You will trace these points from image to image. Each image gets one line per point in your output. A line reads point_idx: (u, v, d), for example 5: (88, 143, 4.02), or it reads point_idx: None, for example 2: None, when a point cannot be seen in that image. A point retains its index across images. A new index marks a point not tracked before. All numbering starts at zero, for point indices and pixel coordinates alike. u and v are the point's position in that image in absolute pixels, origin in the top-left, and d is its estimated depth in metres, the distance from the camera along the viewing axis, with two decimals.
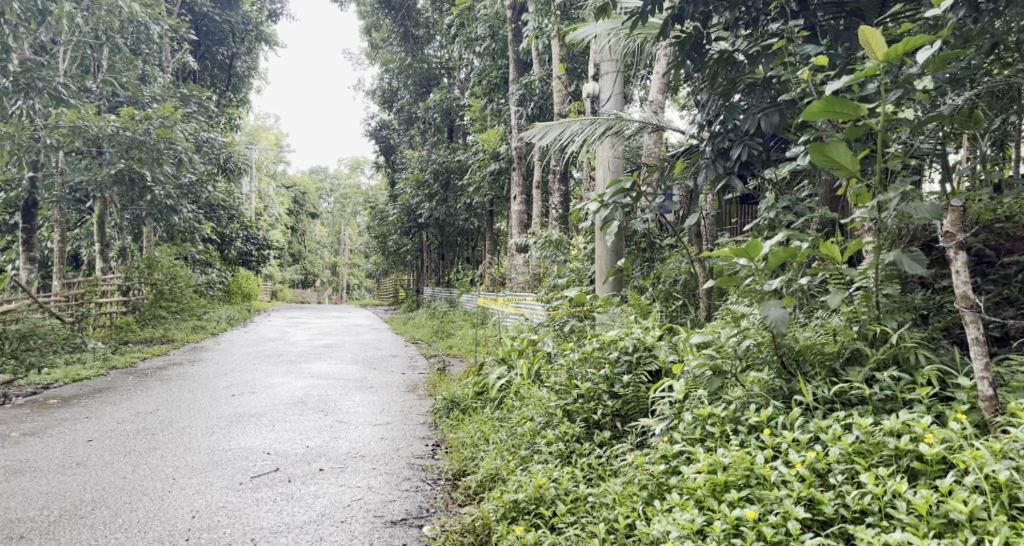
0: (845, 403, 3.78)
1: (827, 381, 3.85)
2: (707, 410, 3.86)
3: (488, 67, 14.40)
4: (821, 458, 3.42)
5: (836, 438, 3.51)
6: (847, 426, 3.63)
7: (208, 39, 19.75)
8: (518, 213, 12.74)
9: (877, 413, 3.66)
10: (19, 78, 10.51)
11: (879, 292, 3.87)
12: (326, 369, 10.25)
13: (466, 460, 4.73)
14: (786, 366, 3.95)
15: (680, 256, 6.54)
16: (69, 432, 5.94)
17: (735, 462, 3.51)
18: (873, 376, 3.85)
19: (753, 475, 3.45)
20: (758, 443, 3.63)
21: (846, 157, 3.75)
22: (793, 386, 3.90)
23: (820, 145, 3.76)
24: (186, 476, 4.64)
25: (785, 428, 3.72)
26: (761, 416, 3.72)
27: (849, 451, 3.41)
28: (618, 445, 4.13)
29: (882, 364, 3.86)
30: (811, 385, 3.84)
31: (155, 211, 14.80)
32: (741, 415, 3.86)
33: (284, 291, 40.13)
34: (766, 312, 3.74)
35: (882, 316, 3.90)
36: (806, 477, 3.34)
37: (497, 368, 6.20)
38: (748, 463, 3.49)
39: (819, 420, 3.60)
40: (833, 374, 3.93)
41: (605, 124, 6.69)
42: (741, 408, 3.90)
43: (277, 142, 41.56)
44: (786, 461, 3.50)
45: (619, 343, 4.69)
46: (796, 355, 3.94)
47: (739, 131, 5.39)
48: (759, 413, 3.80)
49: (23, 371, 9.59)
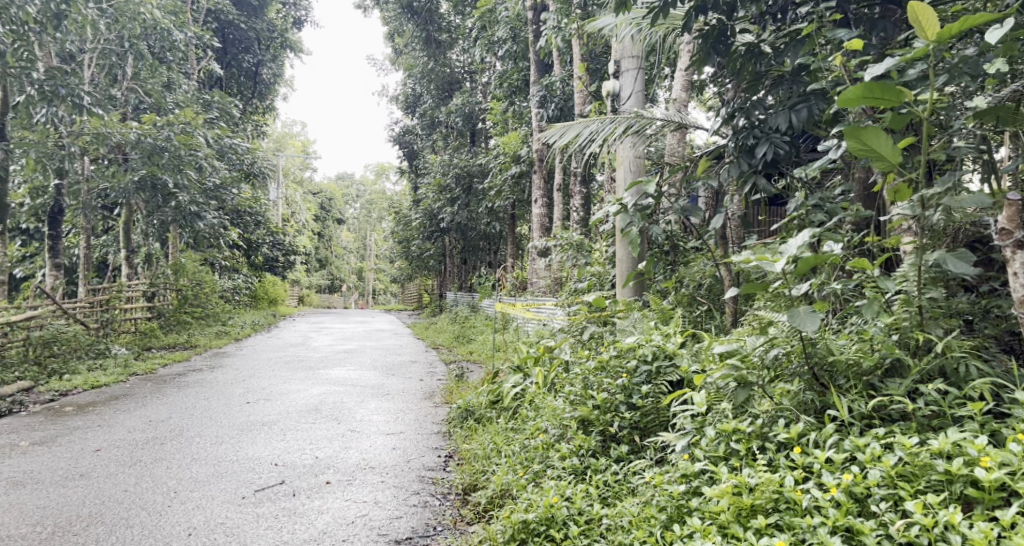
0: (884, 419, 3.51)
1: (864, 395, 3.57)
2: (731, 425, 3.60)
3: (509, 69, 14.21)
4: (857, 480, 3.16)
5: (875, 458, 3.24)
6: (887, 445, 3.36)
7: (234, 47, 19.87)
8: (539, 217, 12.57)
9: (921, 431, 3.38)
10: (44, 86, 10.47)
11: (922, 297, 3.57)
12: (344, 375, 10.11)
13: (478, 474, 4.53)
14: (818, 378, 3.69)
15: (705, 259, 6.28)
16: (77, 441, 5.81)
17: (763, 483, 3.26)
18: (916, 389, 3.56)
19: (782, 499, 3.20)
20: (788, 463, 3.38)
21: (886, 146, 3.49)
22: (827, 400, 3.63)
23: (856, 132, 3.50)
24: (187, 490, 4.47)
25: (817, 446, 3.46)
26: (791, 433, 3.46)
27: (891, 474, 3.14)
28: (635, 461, 3.89)
29: (926, 376, 3.57)
30: (847, 399, 3.56)
31: (180, 218, 14.78)
32: (768, 431, 3.60)
33: (310, 297, 40.35)
34: (795, 318, 3.48)
35: (925, 323, 3.60)
36: (841, 503, 3.08)
37: (512, 376, 5.96)
38: (776, 485, 3.23)
39: (855, 438, 3.34)
40: (871, 388, 3.65)
41: (624, 123, 6.46)
42: (769, 423, 3.63)
43: (303, 149, 41.84)
44: (819, 484, 3.24)
45: (638, 351, 4.43)
46: (828, 367, 3.67)
47: (765, 127, 5.11)
48: (788, 429, 3.54)
49: (44, 378, 9.54)
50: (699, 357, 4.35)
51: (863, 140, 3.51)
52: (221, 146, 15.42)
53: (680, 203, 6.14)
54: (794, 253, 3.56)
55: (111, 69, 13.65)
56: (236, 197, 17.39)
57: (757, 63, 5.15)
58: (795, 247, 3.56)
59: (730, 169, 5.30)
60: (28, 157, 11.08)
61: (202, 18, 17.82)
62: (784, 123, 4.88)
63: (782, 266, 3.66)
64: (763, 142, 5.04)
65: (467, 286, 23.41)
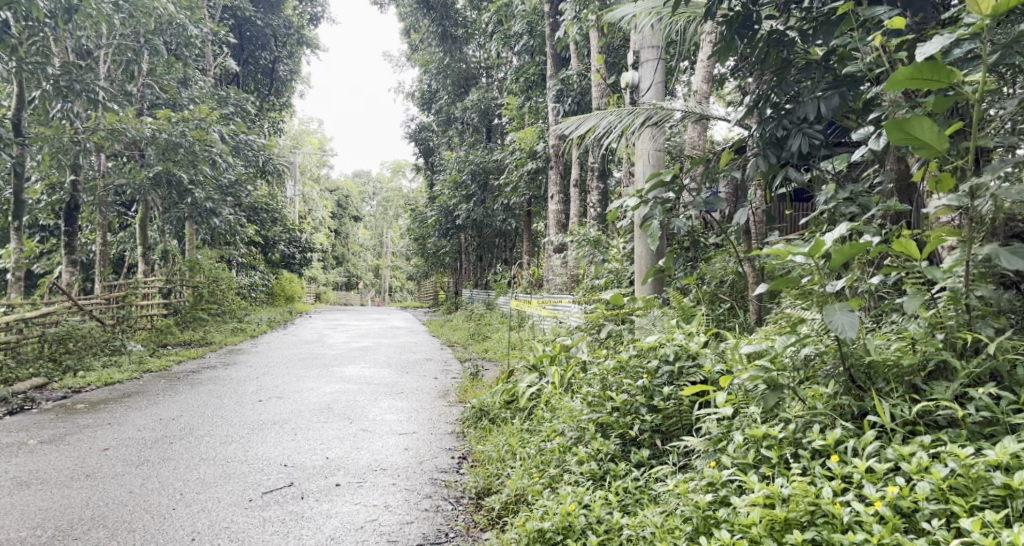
0: (931, 425, 3.32)
1: (907, 399, 3.38)
2: (761, 431, 3.42)
3: (525, 64, 14.05)
4: (900, 493, 2.97)
5: (923, 468, 3.05)
6: (934, 454, 3.16)
7: (252, 44, 19.91)
8: (555, 213, 12.43)
9: (973, 439, 3.18)
10: (59, 81, 10.41)
11: (969, 294, 3.36)
12: (358, 372, 10.00)
13: (492, 478, 4.39)
14: (854, 381, 3.50)
15: (727, 255, 6.09)
16: (84, 439, 5.71)
17: (798, 494, 3.07)
18: (965, 393, 3.36)
19: (819, 511, 3.02)
20: (825, 472, 3.19)
21: (930, 133, 3.28)
22: (865, 405, 3.44)
23: (898, 119, 3.29)
24: (194, 491, 4.34)
25: (856, 454, 3.27)
26: (828, 439, 3.28)
27: (942, 487, 2.95)
28: (658, 467, 3.71)
29: (976, 379, 3.36)
30: (889, 404, 3.37)
31: (196, 214, 14.73)
32: (801, 437, 3.42)
33: (327, 294, 40.41)
34: (831, 317, 3.27)
35: (973, 322, 3.39)
36: (887, 518, 2.89)
37: (528, 375, 5.80)
38: (812, 497, 3.05)
39: (899, 447, 3.15)
40: (913, 390, 3.45)
41: (643, 114, 6.27)
42: (803, 429, 3.45)
43: (319, 146, 41.94)
44: (860, 496, 3.05)
45: (659, 351, 4.24)
46: (865, 368, 3.48)
47: (794, 116, 4.94)
48: (824, 436, 3.36)
49: (58, 374, 9.48)
50: (724, 357, 4.17)
51: (905, 127, 3.31)
52: (236, 142, 15.35)
53: (702, 196, 5.95)
54: (837, 238, 3.34)
55: (127, 65, 13.60)
56: (252, 193, 17.36)
57: (784, 49, 4.88)
58: (830, 240, 3.35)
59: (757, 162, 5.13)
60: (43, 153, 11.01)
61: (219, 14, 17.78)
62: (814, 113, 4.71)
63: (816, 261, 3.45)
64: (794, 134, 4.87)
65: (483, 284, 23.30)
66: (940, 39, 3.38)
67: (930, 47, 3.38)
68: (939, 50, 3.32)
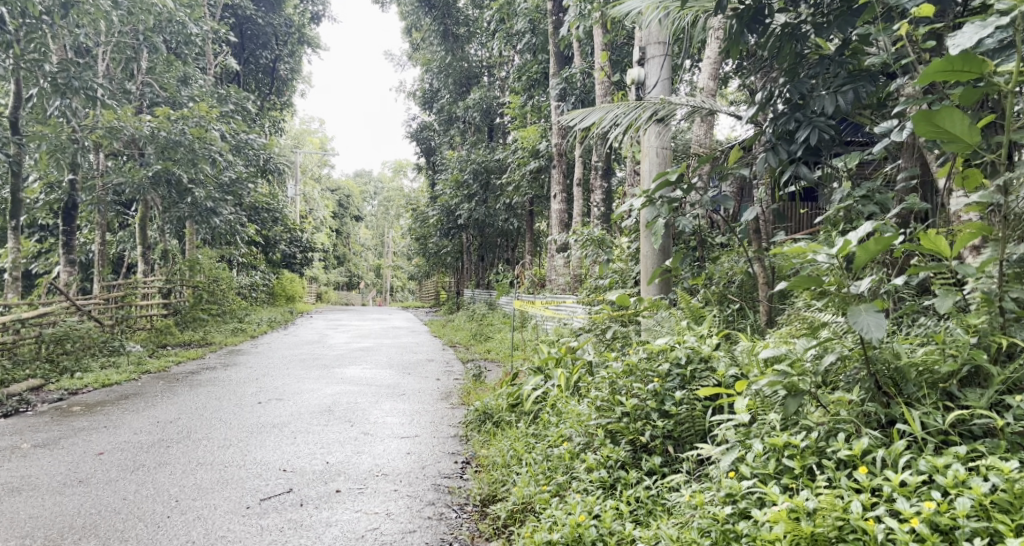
0: (966, 434, 3.19)
1: (939, 407, 3.26)
2: (782, 440, 3.29)
3: (528, 62, 13.91)
4: (938, 507, 2.85)
5: (960, 482, 2.93)
6: (971, 466, 3.04)
7: (253, 43, 19.77)
8: (558, 213, 12.33)
9: (1012, 450, 3.06)
10: (57, 78, 10.20)
11: (1004, 297, 3.24)
12: (359, 374, 9.88)
13: (497, 484, 4.27)
14: (882, 388, 3.37)
15: (737, 255, 5.97)
16: (80, 443, 5.58)
17: (824, 508, 2.96)
18: (1000, 401, 3.24)
19: (848, 527, 2.89)
20: (852, 484, 3.07)
21: (962, 126, 3.16)
22: (894, 412, 3.31)
23: (927, 113, 3.17)
24: (190, 498, 4.21)
25: (885, 465, 3.15)
26: (855, 450, 3.15)
27: (983, 503, 2.83)
28: (671, 475, 3.58)
29: (1012, 386, 3.24)
30: (920, 412, 3.25)
31: (196, 214, 14.59)
32: (824, 446, 3.30)
33: (329, 294, 40.34)
34: (858, 320, 3.14)
35: (1008, 326, 3.27)
36: (923, 535, 2.77)
37: (533, 378, 5.65)
38: (840, 511, 2.93)
39: (933, 459, 3.03)
40: (946, 398, 3.33)
41: (650, 108, 6.14)
42: (826, 437, 3.32)
43: (320, 146, 41.85)
44: (893, 511, 2.93)
45: (669, 354, 4.10)
46: (892, 374, 3.36)
47: (807, 110, 4.80)
48: (850, 445, 3.23)
49: (55, 375, 9.35)
50: (738, 361, 4.03)
51: (934, 122, 3.19)
52: (236, 141, 15.22)
53: (710, 194, 5.77)
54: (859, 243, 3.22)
55: (127, 63, 13.46)
56: (253, 193, 17.24)
57: (796, 43, 4.77)
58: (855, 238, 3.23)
59: (766, 157, 4.95)
60: (40, 151, 10.84)
61: (219, 12, 17.65)
62: (830, 106, 4.56)
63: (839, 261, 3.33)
64: (805, 127, 4.71)
65: (485, 284, 23.17)
66: (973, 28, 3.26)
67: (963, 38, 3.25)
68: (974, 40, 3.21)
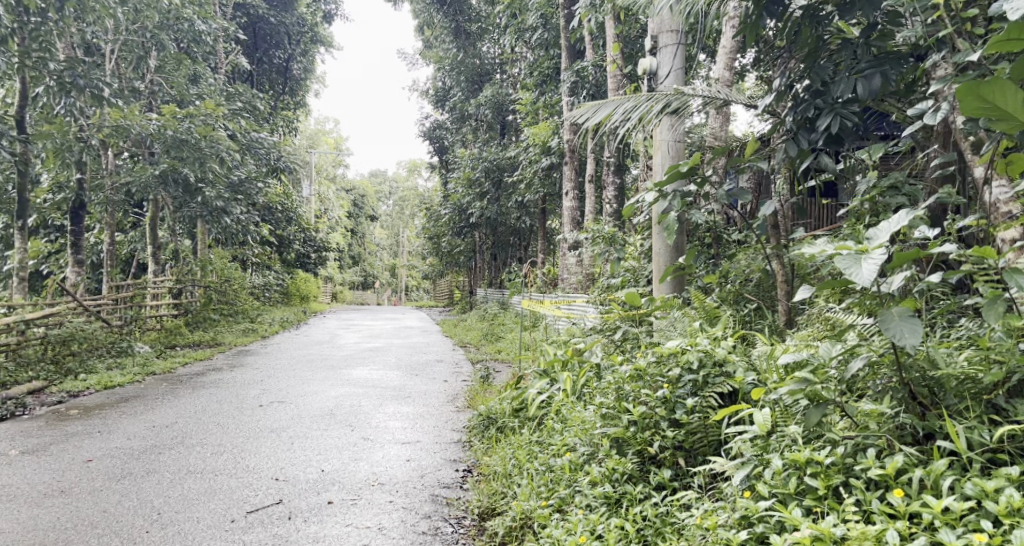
0: (1018, 453, 2.91)
1: (984, 421, 2.97)
2: (803, 456, 3.03)
3: (540, 58, 13.64)
4: (989, 539, 2.59)
5: (1012, 509, 2.66)
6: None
7: (265, 42, 19.58)
8: (570, 210, 12.09)
9: None
10: (62, 76, 9.83)
11: None
12: (365, 375, 9.65)
13: (497, 497, 4.04)
14: (917, 398, 3.09)
15: (753, 252, 5.68)
16: (70, 448, 5.40)
17: (854, 537, 2.70)
18: None
19: None
20: (886, 509, 2.81)
21: (1015, 102, 2.93)
22: (933, 425, 3.03)
23: (975, 87, 2.94)
24: (173, 511, 4.00)
25: (923, 486, 2.88)
26: (888, 470, 2.89)
27: None
28: (682, 491, 3.32)
29: None
30: (964, 427, 2.97)
31: (206, 212, 14.35)
32: (852, 463, 3.04)
33: (344, 293, 40.28)
34: (894, 328, 2.85)
35: None
36: None
37: (538, 382, 5.37)
38: (873, 541, 2.67)
39: (979, 481, 2.76)
40: (993, 411, 3.04)
41: (663, 100, 5.84)
42: (853, 453, 3.06)
43: (335, 146, 41.78)
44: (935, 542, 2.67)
45: (681, 358, 3.81)
46: (928, 383, 3.08)
47: (828, 97, 4.48)
48: (883, 464, 2.97)
49: (58, 377, 9.19)
50: (755, 366, 3.75)
51: (985, 96, 2.95)
52: (246, 140, 15.06)
53: (726, 187, 5.48)
54: (889, 240, 2.94)
55: (137, 61, 13.26)
56: (264, 192, 17.04)
57: (818, 27, 4.58)
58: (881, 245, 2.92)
59: (785, 147, 4.65)
60: (46, 150, 10.56)
61: (230, 11, 17.46)
62: (850, 92, 4.24)
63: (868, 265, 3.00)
64: (826, 114, 4.42)
65: (498, 282, 22.91)
66: None
67: None
68: None
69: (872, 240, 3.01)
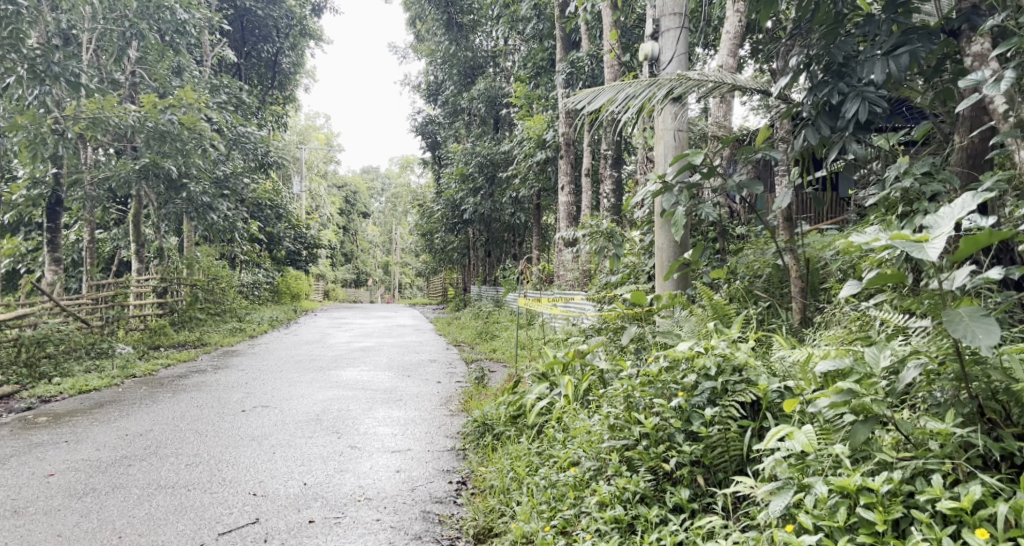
0: None
1: None
2: (852, 482, 2.72)
3: (535, 49, 13.27)
4: None
5: None
6: None
7: (254, 36, 19.14)
8: (566, 205, 11.73)
9: None
10: (35, 64, 9.35)
11: None
12: (355, 376, 9.27)
13: (494, 515, 3.73)
14: (984, 414, 2.80)
15: (763, 246, 5.35)
16: (33, 463, 5.08)
17: None
18: None
19: None
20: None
21: None
22: (1007, 447, 2.74)
23: None
24: (135, 534, 3.71)
25: (1002, 521, 2.57)
26: (961, 503, 2.58)
27: None
28: (707, 518, 3.00)
29: None
30: None
31: (192, 209, 13.89)
32: (911, 490, 2.73)
33: (337, 291, 39.87)
34: (973, 336, 2.55)
35: None
36: None
37: (536, 387, 5.03)
38: None
39: None
40: None
41: (667, 85, 5.35)
42: (914, 480, 2.75)
43: (327, 142, 41.33)
44: None
45: (697, 363, 3.46)
46: (1000, 397, 2.78)
47: (853, 78, 4.11)
48: (953, 493, 2.66)
49: (30, 381, 8.80)
50: (781, 374, 3.41)
51: None
52: (233, 133, 14.62)
53: (733, 178, 5.07)
54: (951, 229, 2.68)
55: (117, 52, 12.73)
56: (252, 188, 16.60)
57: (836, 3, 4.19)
58: (943, 237, 2.65)
59: (805, 134, 4.30)
60: (19, 142, 10.05)
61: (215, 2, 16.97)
62: (879, 74, 3.88)
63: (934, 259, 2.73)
64: (853, 99, 4.03)
65: (491, 279, 22.54)
66: None
67: None
68: None
69: (931, 229, 2.75)
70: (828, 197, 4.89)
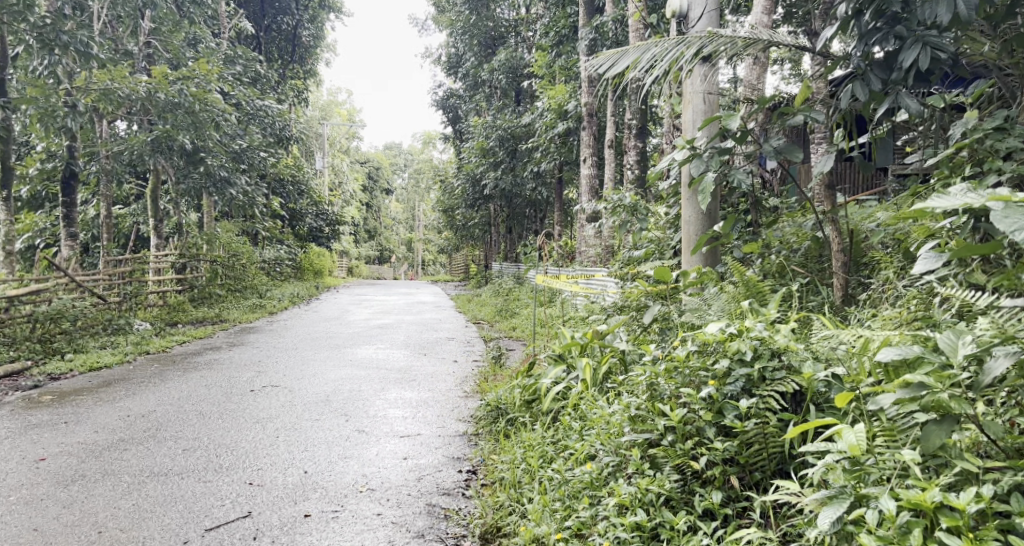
0: None
1: None
2: (927, 499, 2.37)
3: (557, 16, 12.78)
4: None
5: None
6: None
7: (273, 8, 18.74)
8: (588, 178, 11.33)
9: None
10: (42, 33, 8.96)
11: None
12: (370, 355, 9.00)
13: (504, 511, 3.43)
14: None
15: (801, 218, 4.94)
16: (26, 446, 4.85)
17: None
18: None
19: None
20: None
21: None
22: None
23: None
24: (116, 530, 3.45)
25: None
26: None
27: None
28: (744, 531, 2.66)
29: None
30: None
31: (210, 183, 13.62)
32: (999, 508, 2.37)
33: (361, 268, 39.79)
34: None
35: None
36: None
37: (554, 370, 4.67)
38: None
39: None
40: None
41: (696, 43, 4.86)
42: (1005, 496, 2.39)
43: (349, 117, 41.01)
44: None
45: (730, 348, 3.10)
46: None
47: (911, 22, 3.66)
48: None
49: (43, 356, 8.60)
50: (826, 358, 3.05)
51: None
52: (250, 108, 14.27)
53: (769, 142, 4.63)
54: None
55: (131, 22, 12.40)
56: (271, 163, 16.29)
57: None
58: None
59: (854, 89, 3.86)
60: (30, 114, 9.74)
61: None
62: (945, 15, 3.44)
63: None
64: (911, 46, 3.59)
65: (514, 256, 22.15)
66: None
67: None
68: None
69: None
70: (874, 161, 4.46)
